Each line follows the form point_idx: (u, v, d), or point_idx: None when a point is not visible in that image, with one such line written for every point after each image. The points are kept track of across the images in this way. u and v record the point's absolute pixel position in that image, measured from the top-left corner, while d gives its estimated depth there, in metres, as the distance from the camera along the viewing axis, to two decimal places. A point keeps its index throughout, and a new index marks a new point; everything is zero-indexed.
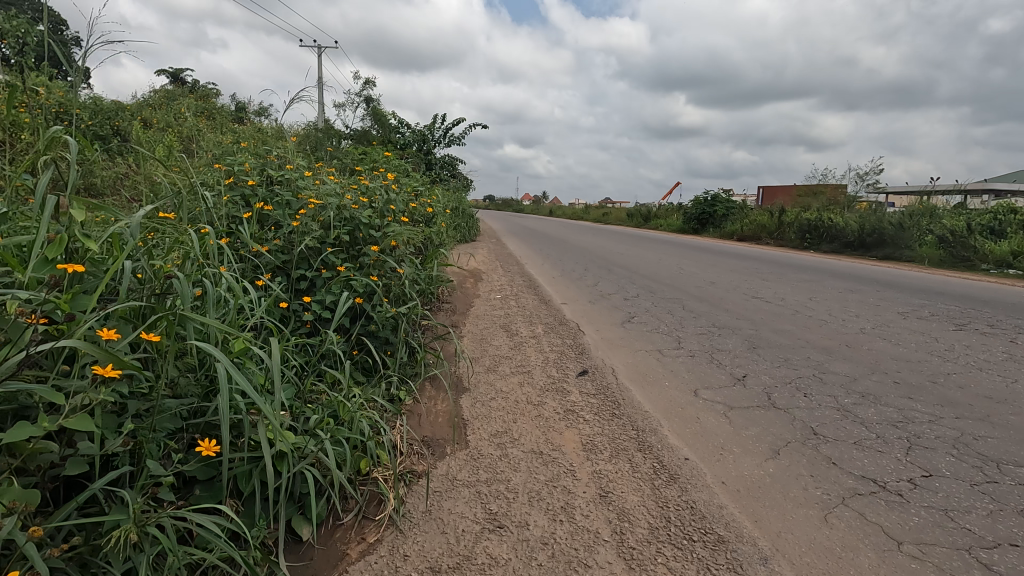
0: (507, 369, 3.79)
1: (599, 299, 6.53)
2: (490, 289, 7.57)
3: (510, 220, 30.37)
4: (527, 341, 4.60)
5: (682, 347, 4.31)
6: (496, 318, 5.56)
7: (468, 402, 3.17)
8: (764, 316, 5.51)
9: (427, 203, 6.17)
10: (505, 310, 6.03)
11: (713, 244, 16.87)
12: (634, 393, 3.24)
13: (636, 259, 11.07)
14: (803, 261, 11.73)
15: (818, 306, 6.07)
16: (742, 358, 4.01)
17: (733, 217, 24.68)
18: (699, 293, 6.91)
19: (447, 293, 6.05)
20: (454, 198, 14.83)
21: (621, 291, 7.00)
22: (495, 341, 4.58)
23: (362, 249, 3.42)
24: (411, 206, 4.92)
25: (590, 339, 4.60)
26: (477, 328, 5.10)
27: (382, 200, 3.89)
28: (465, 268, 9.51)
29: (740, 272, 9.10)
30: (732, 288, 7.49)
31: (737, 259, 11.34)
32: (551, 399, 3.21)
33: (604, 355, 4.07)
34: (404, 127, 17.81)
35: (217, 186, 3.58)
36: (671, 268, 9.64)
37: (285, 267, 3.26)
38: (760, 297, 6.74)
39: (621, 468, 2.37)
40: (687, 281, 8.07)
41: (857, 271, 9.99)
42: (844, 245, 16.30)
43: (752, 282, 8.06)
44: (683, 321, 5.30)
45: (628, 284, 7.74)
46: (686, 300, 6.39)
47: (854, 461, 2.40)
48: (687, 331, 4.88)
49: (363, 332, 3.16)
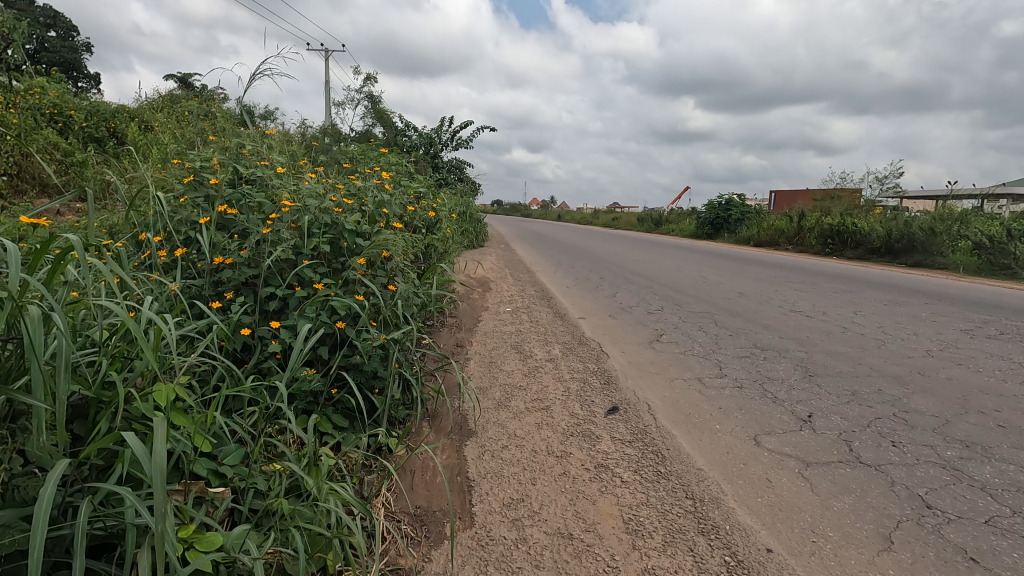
0: (521, 404, 3.17)
1: (619, 313, 5.90)
2: (500, 301, 6.98)
3: (518, 225, 29.90)
4: (542, 365, 3.98)
5: (726, 376, 3.67)
6: (506, 336, 4.96)
7: (475, 452, 2.56)
8: (811, 336, 4.86)
9: (429, 206, 5.56)
10: (517, 326, 5.43)
11: (731, 250, 16.22)
12: (681, 443, 2.61)
13: (653, 267, 10.46)
14: (832, 269, 11.05)
15: (867, 323, 5.40)
16: (801, 390, 3.38)
17: (749, 221, 23.96)
18: (730, 307, 6.27)
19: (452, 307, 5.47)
20: (462, 202, 14.30)
21: (643, 305, 6.37)
22: (506, 366, 3.97)
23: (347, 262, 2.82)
24: (410, 208, 4.31)
25: (615, 364, 3.97)
26: (485, 349, 4.49)
27: (373, 202, 3.29)
28: (473, 277, 8.91)
29: (769, 282, 8.44)
30: (765, 300, 6.85)
31: (762, 267, 10.69)
32: (577, 448, 2.58)
33: (636, 386, 3.45)
34: (411, 130, 17.37)
35: (176, 187, 3.00)
36: (693, 277, 9.01)
37: (251, 283, 2.69)
38: (799, 311, 6.08)
39: (680, 564, 1.74)
40: (713, 292, 7.44)
41: (894, 280, 9.31)
42: (869, 252, 15.58)
43: (785, 292, 7.40)
44: (719, 341, 4.67)
45: (649, 295, 7.13)
46: (717, 315, 5.76)
47: (1000, 556, 1.76)
48: (727, 354, 4.24)
49: (345, 365, 2.55)
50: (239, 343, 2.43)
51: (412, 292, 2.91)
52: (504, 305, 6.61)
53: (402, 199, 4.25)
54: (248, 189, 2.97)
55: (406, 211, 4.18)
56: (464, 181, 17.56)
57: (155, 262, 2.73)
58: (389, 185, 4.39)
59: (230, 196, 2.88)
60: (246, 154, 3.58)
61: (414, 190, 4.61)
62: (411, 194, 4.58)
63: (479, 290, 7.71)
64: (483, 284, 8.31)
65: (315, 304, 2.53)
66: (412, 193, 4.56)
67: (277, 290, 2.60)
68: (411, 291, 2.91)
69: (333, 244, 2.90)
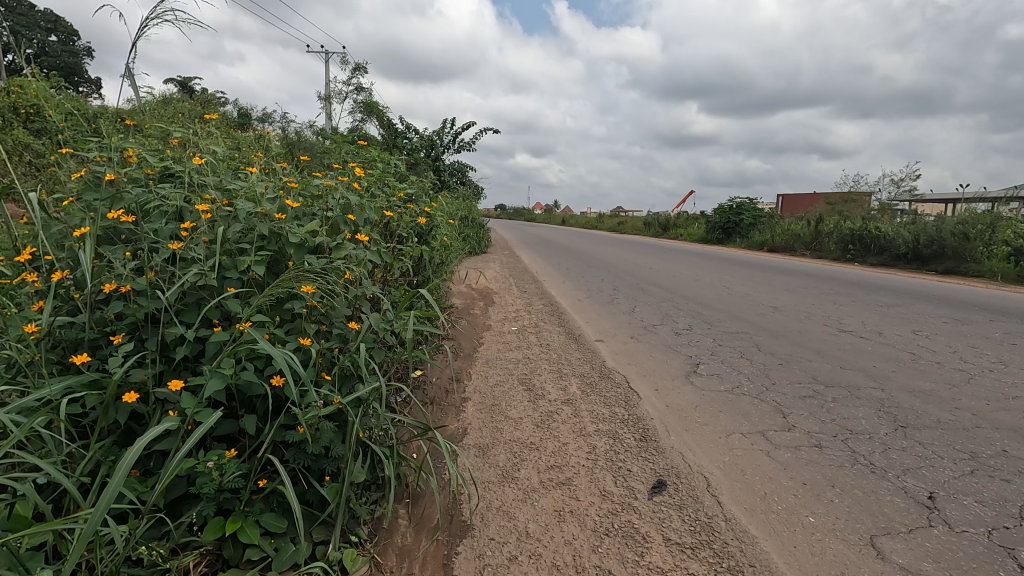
0: (533, 478, 2.36)
1: (643, 335, 5.07)
2: (505, 317, 6.21)
3: (522, 230, 29.12)
4: (558, 411, 3.17)
5: (795, 428, 2.85)
6: (511, 365, 4.18)
7: (471, 571, 1.78)
8: (877, 365, 4.06)
9: (420, 208, 4.75)
10: (524, 350, 4.66)
11: (747, 256, 15.39)
12: (769, 554, 1.80)
13: (670, 276, 9.67)
14: (862, 277, 10.23)
15: (938, 348, 4.58)
16: (900, 453, 2.58)
17: (761, 226, 23.12)
18: (767, 326, 5.48)
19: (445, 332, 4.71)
20: (464, 205, 13.50)
21: (669, 323, 5.55)
22: (511, 413, 3.15)
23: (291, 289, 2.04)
24: (395, 209, 3.51)
25: (649, 409, 3.15)
26: (486, 386, 3.68)
27: (334, 204, 2.51)
28: (475, 289, 8.11)
29: (802, 294, 7.61)
30: (804, 315, 6.05)
31: (787, 276, 9.88)
32: (618, 562, 1.79)
33: (681, 445, 2.66)
34: (411, 133, 16.66)
35: (66, 186, 2.24)
36: (716, 288, 8.22)
37: (157, 320, 1.93)
38: (849, 331, 5.27)
39: None
40: (743, 306, 6.64)
41: (936, 290, 8.49)
42: (895, 257, 14.73)
43: (824, 307, 6.59)
44: (771, 374, 3.84)
45: (673, 310, 6.34)
46: (757, 337, 4.95)
47: None
48: (785, 395, 3.42)
49: (278, 444, 1.77)
50: (125, 414, 1.67)
51: (389, 328, 2.14)
52: (507, 323, 5.80)
53: (384, 201, 3.45)
54: (163, 189, 2.20)
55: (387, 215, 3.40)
56: (466, 185, 16.80)
57: (28, 291, 1.98)
58: (370, 184, 3.61)
59: (137, 198, 2.12)
60: (177, 146, 2.80)
61: (402, 188, 3.82)
62: (399, 193, 3.80)
63: (480, 305, 6.91)
64: (485, 297, 7.51)
65: (238, 352, 1.78)
66: (399, 189, 3.78)
67: (188, 331, 1.85)
68: (388, 325, 2.14)
69: (278, 263, 2.14)
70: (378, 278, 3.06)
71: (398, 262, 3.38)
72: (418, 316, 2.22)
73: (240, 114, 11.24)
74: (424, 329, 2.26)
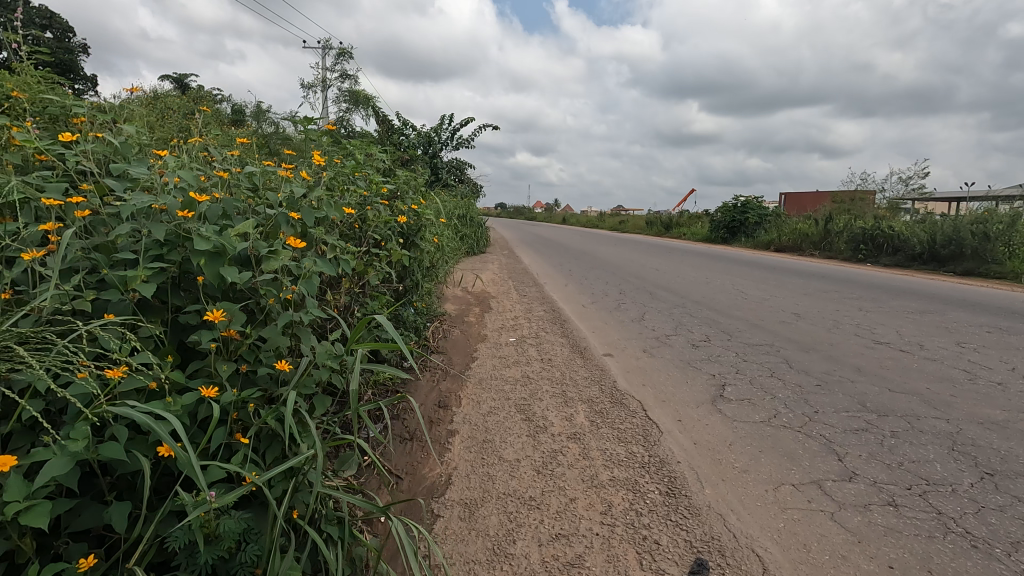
0: (532, 554, 1.83)
1: (656, 348, 4.53)
2: (502, 325, 5.68)
3: (522, 230, 28.59)
4: (563, 449, 2.64)
5: (857, 478, 2.31)
6: (508, 386, 3.66)
7: None
8: (931, 386, 3.52)
9: (405, 207, 4.20)
10: (524, 366, 4.14)
11: (755, 256, 14.87)
12: None
13: (678, 279, 9.15)
14: (882, 279, 9.71)
15: (993, 364, 4.04)
16: (1001, 515, 2.03)
17: (767, 225, 22.59)
18: (793, 336, 4.95)
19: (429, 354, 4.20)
20: (461, 204, 12.96)
21: (683, 334, 5.01)
22: (506, 452, 2.62)
23: (195, 315, 1.49)
24: (369, 200, 3.01)
25: (673, 448, 2.61)
26: (478, 414, 3.14)
27: (275, 199, 1.97)
28: (471, 293, 7.59)
29: (822, 299, 7.07)
30: (831, 324, 5.51)
31: (802, 278, 9.35)
32: None
33: (717, 502, 2.12)
34: (408, 129, 16.13)
35: None
36: (729, 292, 7.69)
37: None
38: (886, 343, 4.74)
39: None
40: (762, 313, 6.11)
41: (964, 293, 7.97)
42: (909, 258, 14.19)
43: (851, 314, 6.05)
44: (810, 399, 3.30)
45: (686, 318, 5.81)
46: (785, 351, 4.41)
47: None
48: (833, 427, 2.88)
49: (161, 547, 1.21)
50: None
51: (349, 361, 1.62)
52: (504, 333, 5.25)
53: (354, 197, 2.91)
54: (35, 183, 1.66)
55: (358, 215, 2.87)
56: (464, 183, 16.25)
57: None
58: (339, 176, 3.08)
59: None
60: (83, 132, 2.25)
61: (379, 182, 3.31)
62: (377, 187, 3.28)
63: (476, 311, 6.36)
64: (482, 302, 6.97)
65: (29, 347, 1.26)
66: (375, 182, 3.26)
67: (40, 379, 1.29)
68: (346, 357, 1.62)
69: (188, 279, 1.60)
70: (341, 287, 2.55)
71: (367, 268, 2.85)
72: (389, 337, 1.70)
73: (227, 107, 10.71)
74: (401, 359, 1.75)
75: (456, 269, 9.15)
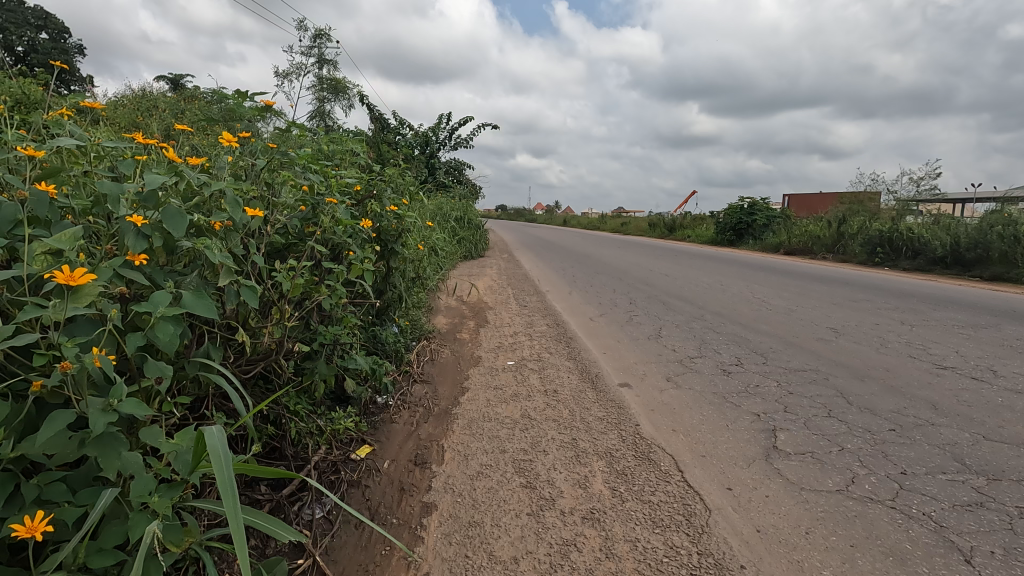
0: None
1: (681, 376, 3.82)
2: (499, 342, 4.98)
3: (522, 232, 27.87)
4: (580, 538, 1.93)
5: None
6: (505, 429, 2.95)
7: None
8: None
9: (375, 208, 3.52)
10: (522, 399, 3.44)
11: (767, 260, 14.14)
12: None
13: (692, 287, 8.47)
14: (911, 287, 9.01)
15: None
16: None
17: (776, 228, 21.86)
18: (839, 360, 4.25)
19: (407, 387, 3.52)
20: (458, 206, 12.21)
21: (709, 357, 4.30)
22: (499, 544, 1.90)
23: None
24: (317, 199, 2.34)
25: (729, 542, 1.89)
26: (465, 476, 2.42)
27: (123, 195, 1.28)
28: (466, 303, 6.89)
29: (857, 312, 6.38)
30: (878, 344, 4.81)
31: (827, 286, 8.65)
32: None
33: None
34: (404, 128, 15.45)
35: None
36: (750, 303, 7.00)
37: None
38: (952, 369, 4.04)
39: None
40: (795, 329, 5.41)
41: (1008, 303, 7.27)
42: (931, 262, 13.44)
43: (895, 330, 5.35)
44: (889, 454, 2.58)
45: (709, 335, 5.12)
46: (836, 381, 3.70)
47: None
48: (936, 500, 2.17)
49: None
50: None
51: (189, 488, 1.18)
52: (501, 354, 4.54)
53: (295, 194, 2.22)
54: None
55: (296, 217, 2.18)
56: (461, 184, 15.51)
57: None
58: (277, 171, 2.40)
59: None
60: None
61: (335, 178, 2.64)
62: (333, 184, 2.61)
63: (470, 326, 5.65)
64: (477, 314, 6.25)
65: None
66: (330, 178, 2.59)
67: None
68: (185, 484, 1.18)
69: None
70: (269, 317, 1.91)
71: (311, 291, 2.19)
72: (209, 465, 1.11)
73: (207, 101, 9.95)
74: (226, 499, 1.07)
75: (451, 276, 8.41)
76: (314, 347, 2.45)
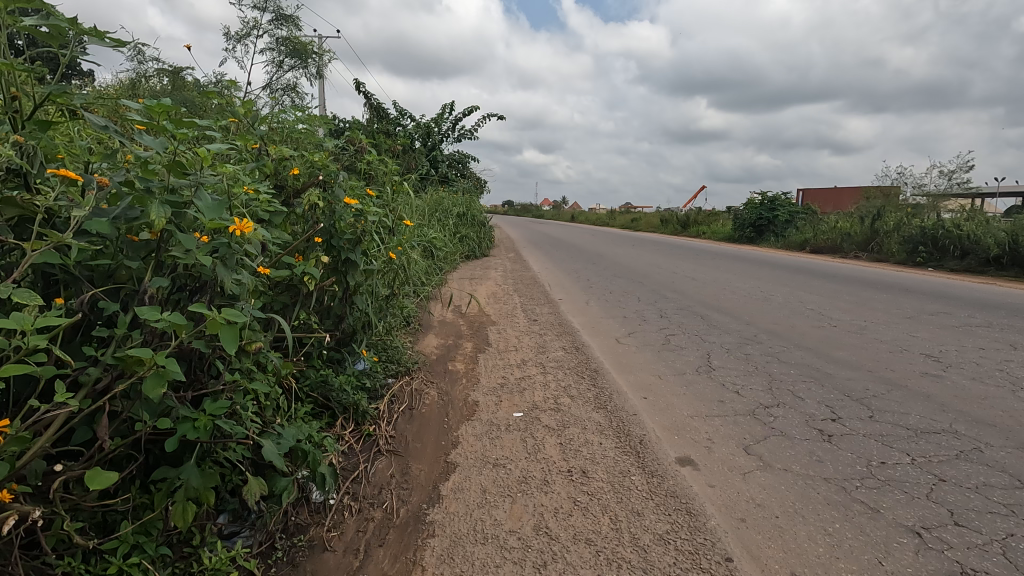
0: None
1: (762, 445, 2.65)
2: (502, 377, 3.83)
3: (529, 230, 26.65)
4: None
5: None
6: (512, 565, 1.80)
7: None
8: None
9: (286, 207, 2.38)
10: (534, 488, 2.29)
11: (798, 260, 12.88)
12: None
13: (730, 295, 7.27)
14: (983, 294, 7.78)
15: None
16: None
17: (800, 223, 20.56)
18: (978, 413, 3.05)
19: (360, 470, 2.39)
20: (461, 201, 11.03)
21: (790, 409, 3.12)
22: None
23: None
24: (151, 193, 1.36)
25: None
26: None
27: None
28: (464, 316, 5.73)
29: (947, 331, 5.16)
30: (1009, 384, 3.61)
31: (887, 294, 7.43)
32: None
33: None
34: (405, 119, 14.32)
35: None
36: (807, 318, 5.80)
37: None
38: None
39: None
40: (884, 358, 4.22)
41: None
42: (983, 262, 12.15)
43: (1017, 360, 4.15)
44: None
45: (777, 368, 3.93)
46: (998, 458, 2.50)
47: None
48: None
49: None
50: None
51: None
52: (505, 398, 3.37)
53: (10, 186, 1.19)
54: None
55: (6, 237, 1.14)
56: (465, 178, 14.31)
57: None
58: (90, 162, 1.52)
59: None
60: None
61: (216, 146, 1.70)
62: (205, 165, 1.65)
63: (467, 351, 4.47)
64: (476, 333, 5.07)
65: None
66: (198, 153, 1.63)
67: None
68: None
69: None
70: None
71: (129, 365, 1.18)
72: None
73: None
74: None
75: (448, 283, 7.22)
76: (172, 446, 1.47)
